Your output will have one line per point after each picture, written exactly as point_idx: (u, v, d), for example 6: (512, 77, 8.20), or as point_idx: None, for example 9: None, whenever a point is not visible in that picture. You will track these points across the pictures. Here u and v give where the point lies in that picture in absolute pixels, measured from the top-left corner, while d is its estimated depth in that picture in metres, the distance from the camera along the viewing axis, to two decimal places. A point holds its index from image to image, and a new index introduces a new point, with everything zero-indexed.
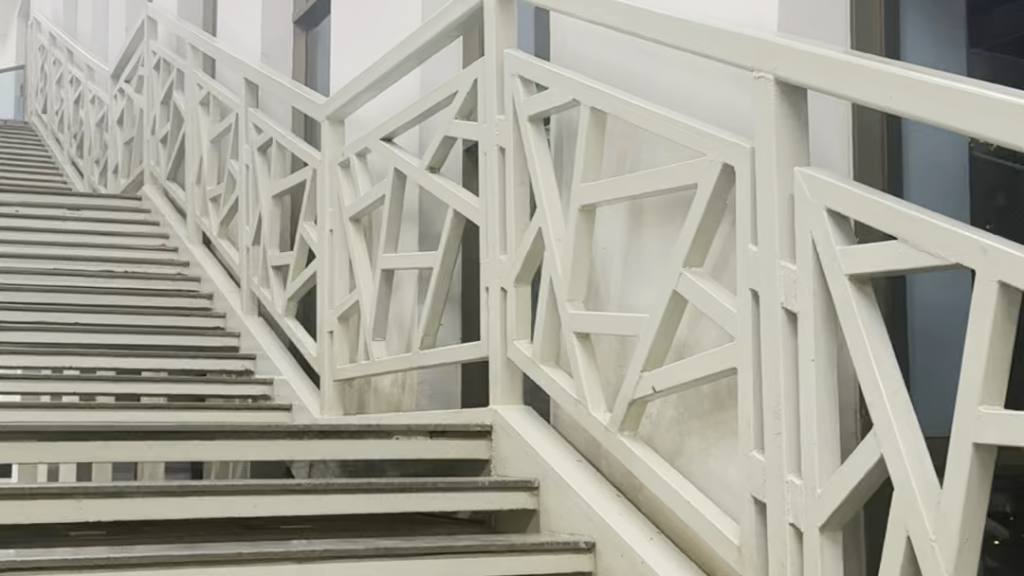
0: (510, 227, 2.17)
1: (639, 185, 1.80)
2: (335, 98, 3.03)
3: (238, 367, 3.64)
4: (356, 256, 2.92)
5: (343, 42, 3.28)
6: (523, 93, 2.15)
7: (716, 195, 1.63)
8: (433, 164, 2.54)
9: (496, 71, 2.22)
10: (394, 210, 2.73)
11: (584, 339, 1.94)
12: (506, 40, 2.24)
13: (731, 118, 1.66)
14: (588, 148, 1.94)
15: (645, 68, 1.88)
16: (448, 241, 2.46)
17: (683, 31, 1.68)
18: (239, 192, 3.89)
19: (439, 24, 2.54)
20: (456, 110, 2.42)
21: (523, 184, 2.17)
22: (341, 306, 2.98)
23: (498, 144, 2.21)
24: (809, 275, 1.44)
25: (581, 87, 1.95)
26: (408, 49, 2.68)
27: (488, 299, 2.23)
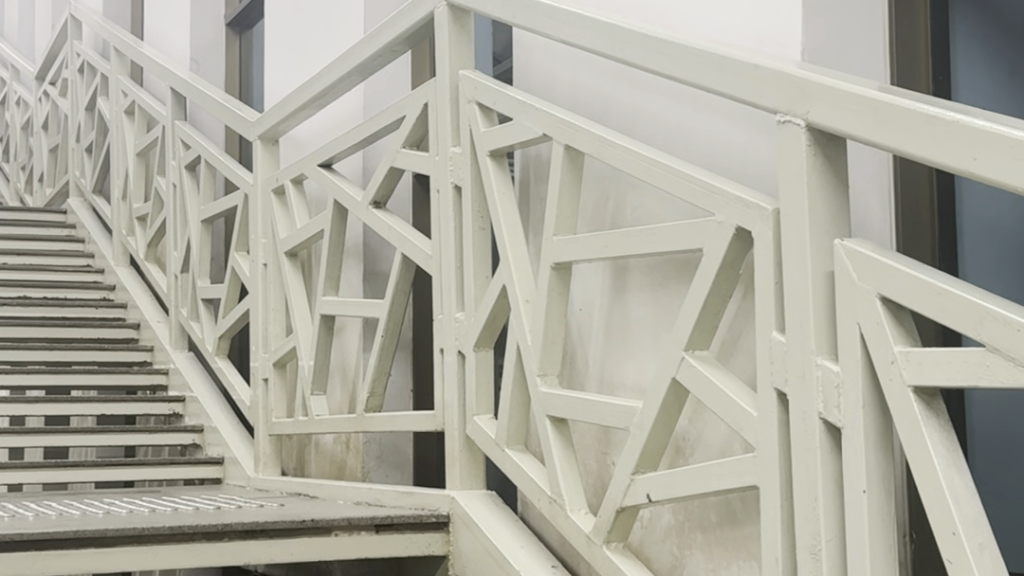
0: (469, 281, 1.84)
1: (626, 244, 1.48)
2: (269, 115, 2.69)
3: (166, 410, 3.28)
4: (292, 296, 2.58)
5: (277, 51, 2.93)
6: (483, 123, 1.82)
7: (728, 265, 1.31)
8: (378, 199, 2.20)
9: (450, 95, 1.89)
10: (333, 247, 2.39)
11: (559, 423, 1.62)
12: (461, 57, 1.91)
13: (747, 168, 1.35)
14: (562, 193, 1.61)
15: (635, 99, 1.56)
16: (395, 289, 2.12)
17: (685, 60, 1.35)
18: (167, 212, 3.53)
19: (383, 38, 2.20)
20: (403, 137, 2.08)
21: (484, 230, 1.84)
22: (276, 352, 2.64)
23: (454, 181, 1.88)
24: (856, 380, 1.12)
25: (554, 120, 1.62)
26: (347, 64, 2.34)
27: (444, 364, 1.91)
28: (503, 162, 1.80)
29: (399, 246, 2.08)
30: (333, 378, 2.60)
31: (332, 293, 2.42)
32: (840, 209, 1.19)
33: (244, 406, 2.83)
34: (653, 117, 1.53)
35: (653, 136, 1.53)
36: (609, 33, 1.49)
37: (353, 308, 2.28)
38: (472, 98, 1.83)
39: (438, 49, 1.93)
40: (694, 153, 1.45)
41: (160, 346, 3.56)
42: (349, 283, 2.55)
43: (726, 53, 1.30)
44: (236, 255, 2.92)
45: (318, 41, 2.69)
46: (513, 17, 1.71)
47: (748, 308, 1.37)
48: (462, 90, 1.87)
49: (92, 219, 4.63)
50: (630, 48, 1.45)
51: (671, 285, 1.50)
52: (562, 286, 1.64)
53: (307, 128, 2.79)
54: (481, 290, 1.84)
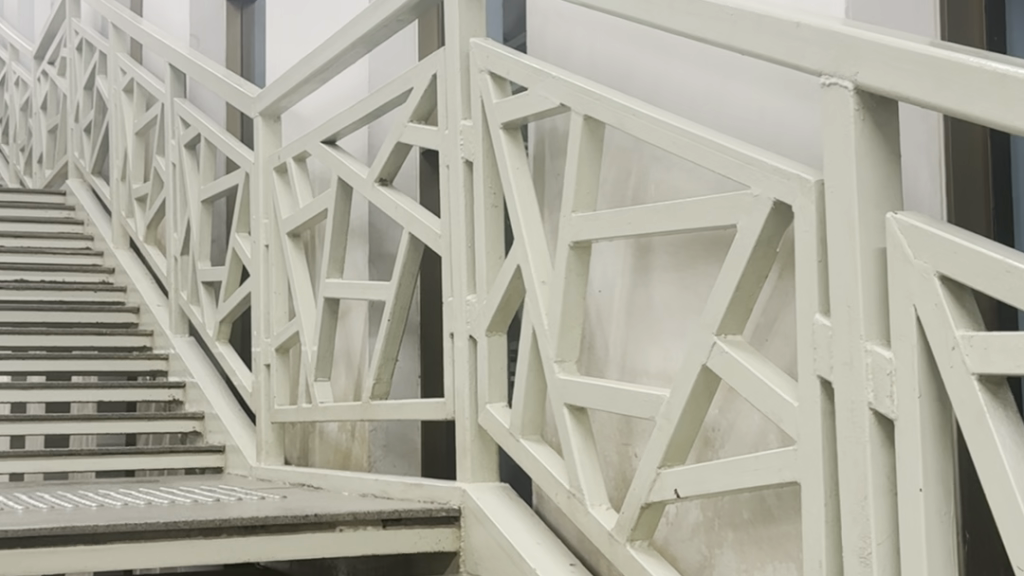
0: (480, 261, 1.74)
1: (650, 220, 1.37)
2: (271, 90, 2.59)
3: (165, 397, 3.18)
4: (295, 278, 2.48)
5: (279, 24, 2.81)
6: (495, 95, 1.71)
7: (765, 241, 1.21)
8: (384, 175, 2.10)
9: (460, 65, 1.79)
10: (338, 227, 2.29)
11: (578, 412, 1.52)
12: (472, 25, 1.80)
13: (784, 139, 1.25)
14: (581, 167, 1.51)
15: (661, 65, 1.46)
16: (403, 271, 2.02)
17: (718, 20, 1.25)
18: (166, 193, 3.43)
19: (390, 7, 2.09)
20: (410, 110, 1.97)
21: (497, 208, 1.74)
22: (279, 336, 2.54)
23: (464, 156, 1.78)
24: (912, 368, 1.02)
25: (573, 89, 1.52)
26: (351, 36, 2.23)
27: (454, 349, 1.81)
28: (517, 135, 1.69)
29: (406, 226, 1.98)
30: (338, 363, 2.50)
31: (336, 275, 2.32)
32: (891, 180, 1.08)
33: (246, 393, 2.74)
34: (681, 84, 1.42)
35: (681, 104, 1.43)
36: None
37: (359, 291, 2.17)
38: (483, 67, 1.73)
39: (447, 16, 1.83)
40: (727, 121, 1.35)
41: (160, 330, 3.46)
42: (354, 265, 2.45)
43: (763, 11, 1.20)
44: (237, 236, 2.82)
45: (322, 13, 2.58)
46: None
47: (786, 288, 1.27)
48: (473, 59, 1.76)
49: (91, 201, 4.53)
50: (659, 9, 1.35)
51: (700, 265, 1.40)
52: (582, 266, 1.54)
53: (310, 104, 2.69)
54: (494, 271, 1.73)
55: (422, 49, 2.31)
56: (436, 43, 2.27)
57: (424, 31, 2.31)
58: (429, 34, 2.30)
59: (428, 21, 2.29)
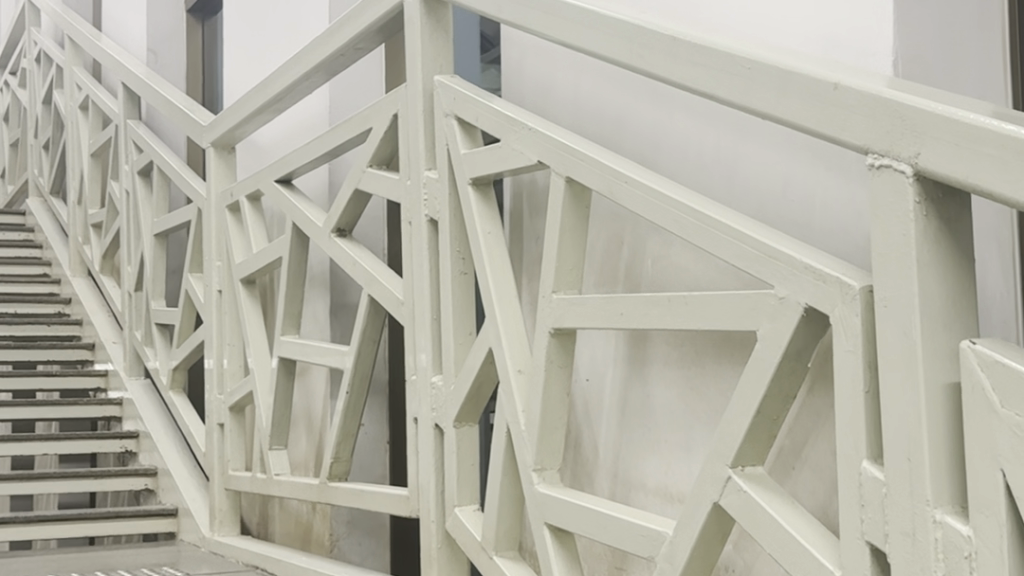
0: (446, 338, 1.49)
1: (646, 314, 1.12)
2: (223, 119, 2.34)
3: (118, 448, 2.92)
4: (249, 330, 2.23)
5: (233, 44, 2.57)
6: (464, 143, 1.46)
7: (794, 357, 0.95)
8: (342, 225, 1.84)
9: (424, 107, 1.53)
10: (293, 277, 2.04)
11: (560, 533, 1.27)
12: (438, 60, 1.54)
13: (823, 228, 1.01)
14: (563, 240, 1.26)
15: (667, 123, 1.22)
16: (363, 337, 1.76)
17: (733, 74, 1.00)
18: (120, 222, 3.17)
19: (346, 32, 1.83)
20: (369, 154, 1.71)
21: (466, 275, 1.48)
22: (233, 395, 2.29)
23: (428, 213, 1.52)
24: (1000, 556, 0.76)
25: (553, 145, 1.27)
26: (306, 65, 1.96)
27: (419, 437, 1.55)
28: (489, 191, 1.44)
29: (366, 286, 1.72)
30: (297, 425, 2.25)
31: (293, 332, 2.06)
32: (961, 292, 0.83)
33: (200, 453, 2.48)
34: (694, 147, 1.19)
35: (692, 171, 1.19)
36: (630, 35, 1.14)
37: (315, 354, 1.92)
38: (449, 110, 1.47)
39: (408, 48, 1.57)
40: (749, 197, 1.11)
41: (114, 371, 3.20)
42: (314, 316, 2.20)
43: (790, 66, 0.94)
44: (191, 276, 2.57)
45: (276, 33, 2.33)
46: (499, 12, 1.36)
47: (818, 412, 1.02)
48: (437, 99, 1.50)
49: (50, 223, 4.26)
50: (658, 54, 1.09)
51: (715, 366, 1.14)
52: (565, 357, 1.28)
53: (268, 134, 2.43)
54: (464, 351, 1.48)
55: (388, 78, 2.07)
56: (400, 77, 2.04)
57: (389, 57, 2.08)
58: (394, 64, 2.07)
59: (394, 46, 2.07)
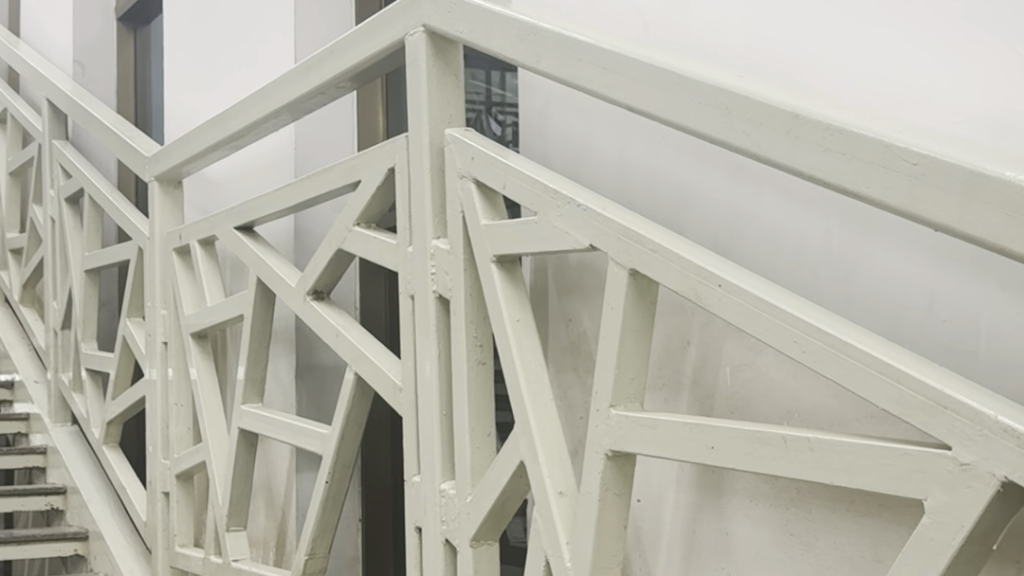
0: (459, 439, 1.26)
1: (745, 454, 0.90)
2: (171, 152, 2.09)
3: (43, 505, 2.64)
4: (202, 391, 2.00)
5: (178, 70, 2.33)
6: (484, 212, 1.24)
7: (978, 538, 0.74)
8: (319, 287, 1.61)
9: (432, 165, 1.32)
10: (256, 338, 1.82)
11: None
12: (447, 112, 1.32)
13: (994, 364, 0.81)
14: (624, 345, 1.03)
15: (756, 205, 1.01)
16: (346, 421, 1.53)
17: (890, 168, 0.78)
18: (43, 251, 2.88)
19: (318, 74, 1.57)
20: (357, 211, 1.49)
21: (485, 365, 1.26)
22: (182, 462, 2.05)
23: (436, 289, 1.30)
24: None
25: (611, 228, 1.05)
26: (272, 102, 1.71)
27: (424, 550, 1.33)
28: (515, 270, 1.22)
29: (354, 363, 1.49)
30: (256, 498, 2.02)
31: (255, 400, 1.84)
32: None
33: (142, 523, 2.23)
34: (792, 239, 0.98)
35: (791, 268, 0.98)
36: (727, 107, 0.92)
37: (283, 433, 1.69)
38: (464, 172, 1.26)
39: (411, 94, 1.34)
40: (874, 310, 0.90)
41: (36, 414, 2.92)
42: (277, 379, 1.98)
43: (981, 166, 0.73)
44: (129, 321, 2.35)
45: (233, 63, 2.10)
46: (538, 62, 1.14)
47: None
48: (449, 157, 1.29)
49: None
50: (771, 135, 0.87)
51: (827, 517, 0.93)
52: (623, 482, 1.07)
53: (221, 168, 2.19)
54: (482, 456, 1.26)
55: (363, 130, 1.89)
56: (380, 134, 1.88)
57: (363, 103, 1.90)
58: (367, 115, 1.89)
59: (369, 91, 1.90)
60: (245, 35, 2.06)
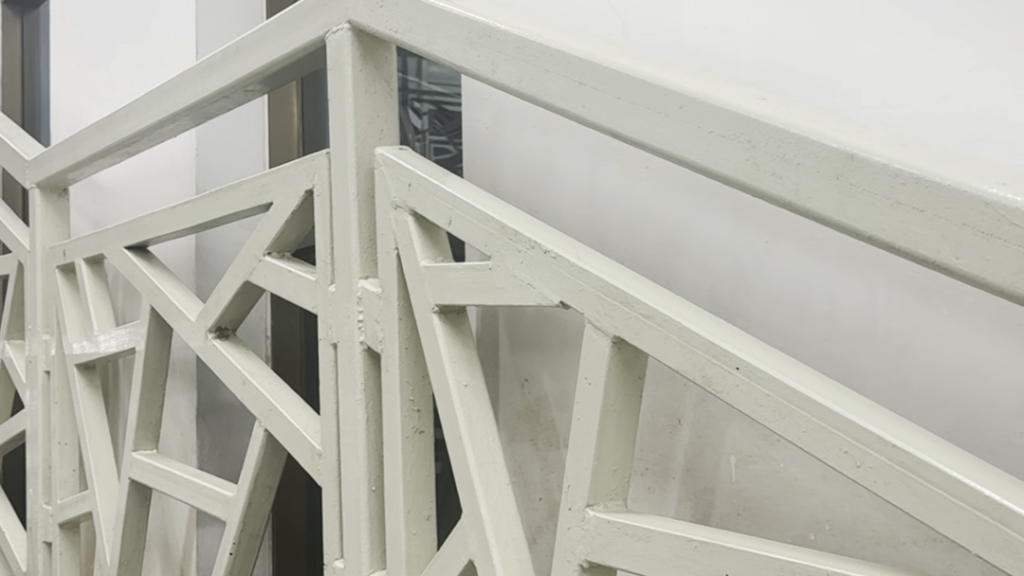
0: (392, 524, 1.05)
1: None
2: (54, 158, 1.84)
3: None
4: (89, 430, 1.77)
5: (64, 62, 2.08)
6: (423, 251, 1.03)
7: None
8: (223, 323, 1.39)
9: (357, 191, 1.10)
10: (150, 375, 1.59)
11: None
12: (376, 128, 1.11)
13: None
14: (606, 431, 0.82)
15: (772, 257, 0.82)
16: (254, 485, 1.31)
17: (993, 235, 0.57)
18: None
19: (220, 76, 1.34)
20: (268, 239, 1.27)
21: (423, 434, 1.05)
22: (67, 509, 1.82)
23: (363, 341, 1.09)
24: None
25: (591, 284, 0.83)
26: (168, 105, 1.47)
27: None
28: (461, 322, 1.01)
29: (263, 418, 1.28)
30: (150, 551, 1.79)
31: (148, 445, 1.61)
32: None
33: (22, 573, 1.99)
34: (824, 303, 0.78)
35: (822, 340, 0.78)
36: (750, 140, 0.71)
37: (180, 489, 1.46)
38: (399, 201, 1.05)
39: (333, 105, 1.12)
40: (939, 408, 0.71)
41: None
42: (176, 417, 1.75)
43: None
44: (9, 344, 2.11)
45: (127, 56, 1.86)
46: (494, 72, 0.92)
47: None
48: (381, 181, 1.07)
49: None
50: (817, 179, 0.66)
51: None
52: None
53: (113, 175, 1.95)
54: (419, 546, 1.05)
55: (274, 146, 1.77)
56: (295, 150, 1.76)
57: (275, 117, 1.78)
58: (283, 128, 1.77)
59: (283, 101, 1.78)
60: (141, 25, 1.82)
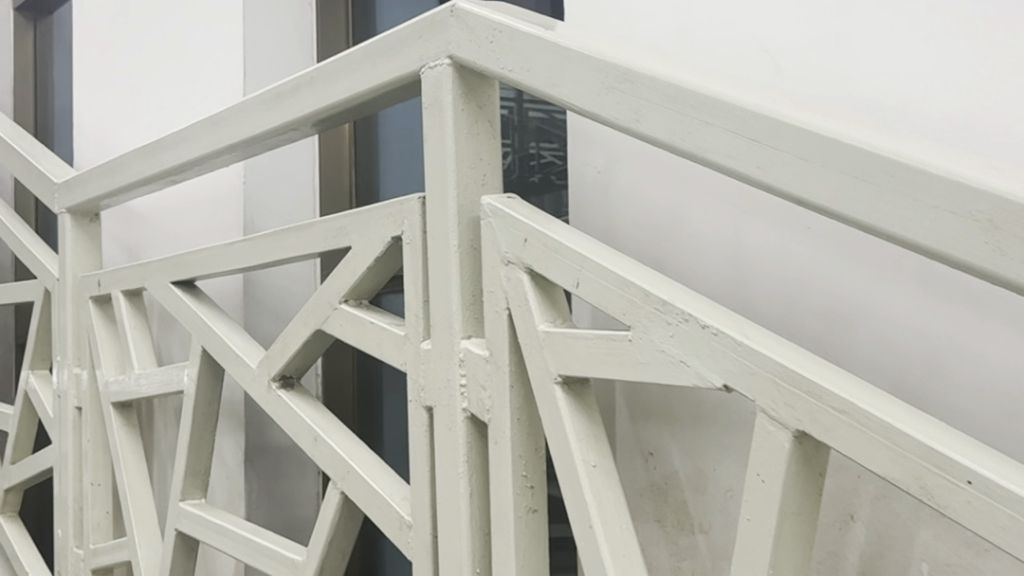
0: None
1: None
2: (88, 184, 1.74)
3: None
4: (127, 473, 1.67)
5: (120, 95, 2.05)
6: (540, 314, 0.93)
7: None
8: (289, 372, 1.29)
9: (460, 244, 1.00)
10: (200, 421, 1.49)
11: None
12: (480, 176, 1.01)
13: None
14: (784, 537, 0.72)
15: (976, 341, 0.74)
16: (326, 550, 1.21)
17: None
18: None
19: (291, 107, 1.24)
20: (346, 287, 1.17)
21: (537, 513, 0.96)
22: (102, 556, 1.72)
23: (466, 408, 0.99)
24: None
25: (765, 369, 0.73)
26: (225, 135, 1.37)
27: None
28: (585, 393, 0.92)
29: (340, 480, 1.18)
30: None
31: (195, 493, 1.51)
32: None
33: None
34: None
35: None
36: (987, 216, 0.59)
37: (238, 547, 1.37)
38: (513, 257, 0.95)
39: (431, 147, 1.03)
40: None
41: None
42: (221, 461, 1.65)
43: None
44: (34, 375, 2.01)
45: (189, 82, 1.82)
46: (638, 122, 0.82)
47: None
48: (489, 234, 0.98)
49: None
50: None
51: None
52: None
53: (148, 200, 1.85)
54: None
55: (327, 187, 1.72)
56: (349, 200, 1.75)
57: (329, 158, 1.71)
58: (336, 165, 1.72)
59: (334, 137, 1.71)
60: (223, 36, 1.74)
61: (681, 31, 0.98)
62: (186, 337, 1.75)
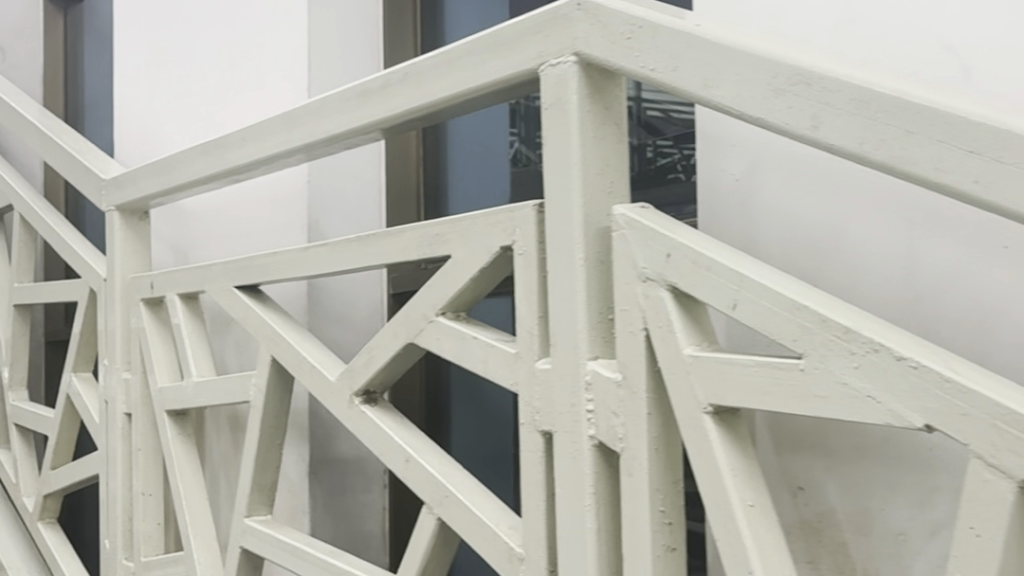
0: None
1: None
2: (140, 181, 1.66)
3: None
4: (182, 485, 1.59)
5: (159, 84, 1.99)
6: (686, 336, 0.85)
7: None
8: (374, 387, 1.21)
9: (587, 257, 0.92)
10: (267, 433, 1.41)
11: None
12: (608, 182, 0.93)
13: None
14: None
15: None
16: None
17: None
18: None
19: (380, 105, 1.15)
20: (446, 299, 1.09)
21: (675, 552, 0.88)
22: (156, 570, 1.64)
23: (595, 435, 0.91)
24: None
25: (977, 411, 0.64)
26: (302, 133, 1.29)
27: None
28: (736, 423, 0.84)
29: (436, 505, 1.10)
30: None
31: (261, 508, 1.43)
32: None
33: None
34: None
35: None
36: None
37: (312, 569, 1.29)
38: (653, 273, 0.87)
39: (552, 151, 0.94)
40: None
41: None
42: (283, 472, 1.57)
43: None
44: (77, 378, 1.93)
45: (242, 75, 1.75)
46: (816, 129, 0.74)
47: None
48: (624, 247, 0.90)
49: None
50: None
51: None
52: None
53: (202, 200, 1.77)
54: None
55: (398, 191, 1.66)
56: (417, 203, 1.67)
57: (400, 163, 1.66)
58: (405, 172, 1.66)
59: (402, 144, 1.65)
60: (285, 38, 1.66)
61: (848, 27, 0.92)
62: (246, 345, 1.67)
